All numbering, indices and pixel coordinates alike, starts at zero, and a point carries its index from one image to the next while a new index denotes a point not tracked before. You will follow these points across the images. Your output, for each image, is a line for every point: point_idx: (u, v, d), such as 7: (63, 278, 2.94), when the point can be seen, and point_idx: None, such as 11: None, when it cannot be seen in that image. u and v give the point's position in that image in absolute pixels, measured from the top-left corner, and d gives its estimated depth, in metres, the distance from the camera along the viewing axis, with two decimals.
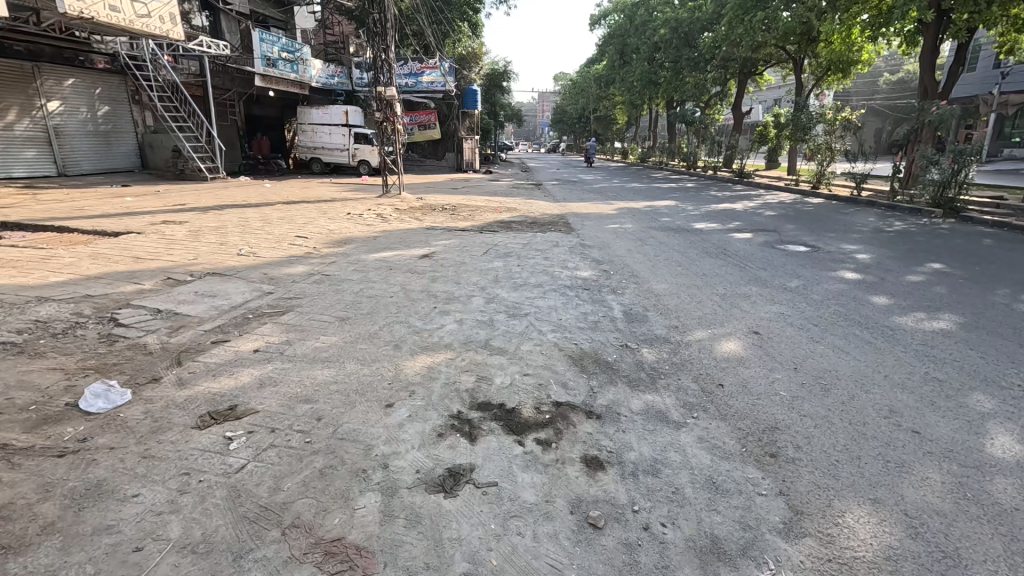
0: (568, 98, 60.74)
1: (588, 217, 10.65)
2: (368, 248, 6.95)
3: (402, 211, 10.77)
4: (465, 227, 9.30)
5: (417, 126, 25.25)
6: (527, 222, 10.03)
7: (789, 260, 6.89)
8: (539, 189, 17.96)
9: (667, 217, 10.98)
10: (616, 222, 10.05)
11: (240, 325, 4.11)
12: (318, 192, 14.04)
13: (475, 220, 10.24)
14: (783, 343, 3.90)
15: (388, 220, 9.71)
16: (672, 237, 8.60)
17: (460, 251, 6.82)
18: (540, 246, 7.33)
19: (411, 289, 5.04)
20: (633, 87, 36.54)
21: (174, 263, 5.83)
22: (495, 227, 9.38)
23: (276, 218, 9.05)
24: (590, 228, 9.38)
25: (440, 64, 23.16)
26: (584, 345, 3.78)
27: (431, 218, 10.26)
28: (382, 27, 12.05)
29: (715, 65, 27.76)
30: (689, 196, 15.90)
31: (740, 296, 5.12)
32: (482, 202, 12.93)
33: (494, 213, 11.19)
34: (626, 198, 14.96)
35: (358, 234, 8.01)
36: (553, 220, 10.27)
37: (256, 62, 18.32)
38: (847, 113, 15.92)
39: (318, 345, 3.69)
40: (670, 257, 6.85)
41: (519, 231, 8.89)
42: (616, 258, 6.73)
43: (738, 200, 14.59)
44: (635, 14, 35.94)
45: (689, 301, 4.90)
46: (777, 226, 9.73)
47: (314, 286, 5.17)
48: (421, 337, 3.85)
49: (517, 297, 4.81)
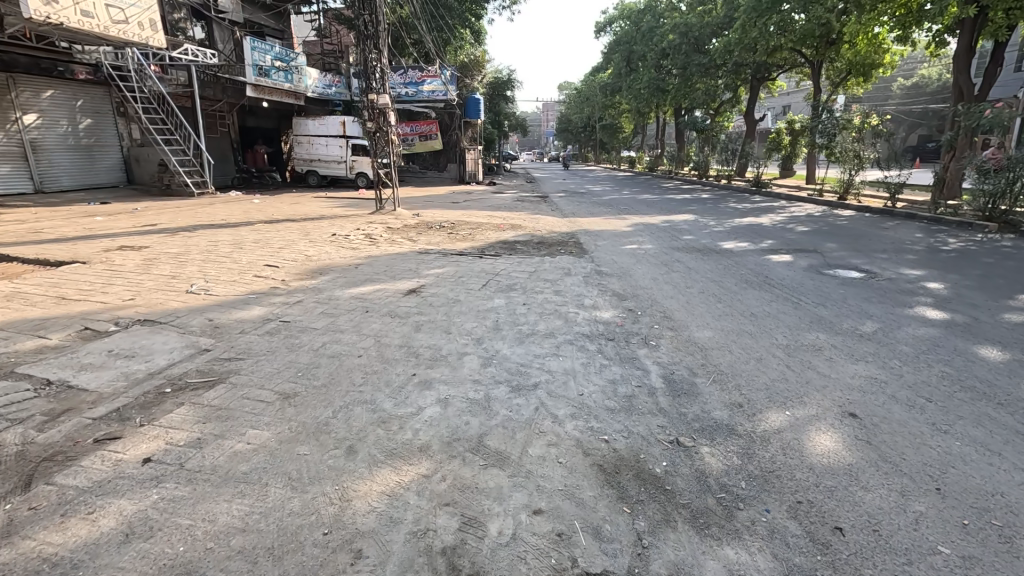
0: (574, 107, 60.06)
1: (601, 235, 9.57)
2: (346, 280, 5.88)
3: (394, 230, 9.75)
4: (464, 249, 8.23)
5: (418, 137, 24.36)
6: (533, 243, 8.96)
7: (848, 292, 5.75)
8: (545, 201, 16.95)
9: (689, 234, 9.88)
10: (633, 242, 8.95)
11: (145, 407, 3.03)
12: (308, 208, 13.06)
13: (477, 240, 9.18)
14: (900, 437, 2.75)
15: (378, 241, 8.65)
16: (701, 260, 7.49)
17: (454, 283, 5.74)
18: (548, 275, 6.24)
19: (386, 343, 3.95)
20: (640, 94, 35.56)
21: (104, 305, 4.78)
22: (497, 249, 8.31)
23: (250, 242, 8.01)
24: (605, 250, 8.27)
25: (441, 73, 22.46)
26: (617, 445, 2.66)
27: (428, 238, 9.21)
28: (372, 29, 11.07)
29: (727, 70, 26.78)
30: (707, 208, 14.79)
31: (809, 350, 3.98)
32: (484, 218, 11.86)
33: (496, 231, 10.12)
34: (640, 212, 13.87)
35: (338, 261, 6.94)
36: (563, 240, 9.19)
37: (246, 71, 17.47)
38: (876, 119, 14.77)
39: (238, 449, 2.59)
40: (705, 289, 5.73)
41: (523, 254, 7.79)
42: (640, 291, 5.63)
43: (762, 213, 13.47)
44: (643, 20, 35.06)
45: (746, 360, 3.76)
46: (817, 245, 8.60)
47: (267, 339, 4.08)
48: (388, 431, 2.74)
49: (523, 356, 3.71)
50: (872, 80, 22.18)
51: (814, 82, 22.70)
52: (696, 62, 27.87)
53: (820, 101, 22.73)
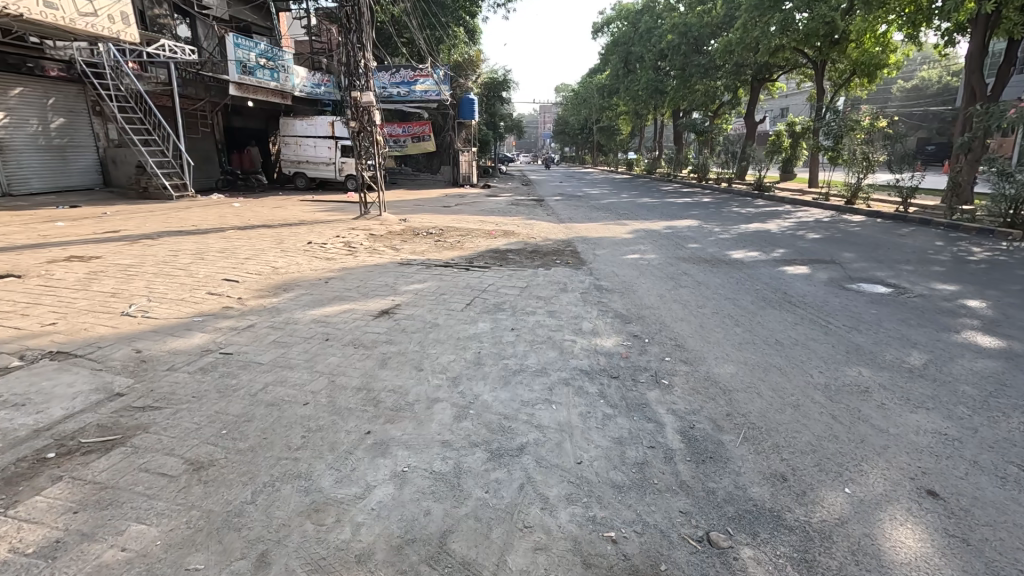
0: (571, 109, 59.56)
1: (599, 244, 8.89)
2: (311, 300, 5.16)
3: (377, 238, 9.05)
4: (449, 260, 7.54)
5: (410, 138, 23.66)
6: (527, 252, 8.26)
7: (882, 312, 5.07)
8: (540, 205, 16.27)
9: (693, 241, 9.23)
10: (635, 251, 8.26)
11: (7, 484, 2.30)
12: (289, 212, 12.36)
13: (466, 249, 8.50)
14: (1005, 533, 2.06)
15: (357, 249, 7.96)
16: (711, 272, 6.81)
17: (434, 302, 5.05)
18: (541, 292, 5.55)
19: (341, 386, 3.23)
20: (638, 96, 35.02)
21: (16, 332, 4.05)
22: (486, 259, 7.60)
23: (214, 252, 7.27)
24: (603, 260, 7.58)
25: (434, 71, 21.68)
26: (629, 550, 1.96)
27: (412, 247, 8.53)
28: (354, 24, 10.38)
29: (727, 71, 26.29)
30: (709, 213, 14.13)
31: (853, 393, 3.29)
32: (475, 224, 11.16)
33: (487, 238, 9.43)
34: (640, 217, 13.22)
35: (307, 274, 6.22)
36: (558, 249, 8.50)
37: (229, 69, 16.77)
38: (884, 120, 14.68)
39: (107, 560, 1.87)
40: (720, 310, 5.03)
41: (514, 265, 7.09)
42: (645, 311, 4.94)
43: (767, 218, 12.83)
44: (641, 21, 34.55)
45: (780, 408, 3.07)
46: (833, 255, 7.95)
47: (199, 377, 3.37)
48: (318, 528, 2.02)
49: (508, 406, 3.00)
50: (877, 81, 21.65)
51: (816, 83, 22.17)
52: (695, 63, 27.37)
53: (823, 103, 22.19)
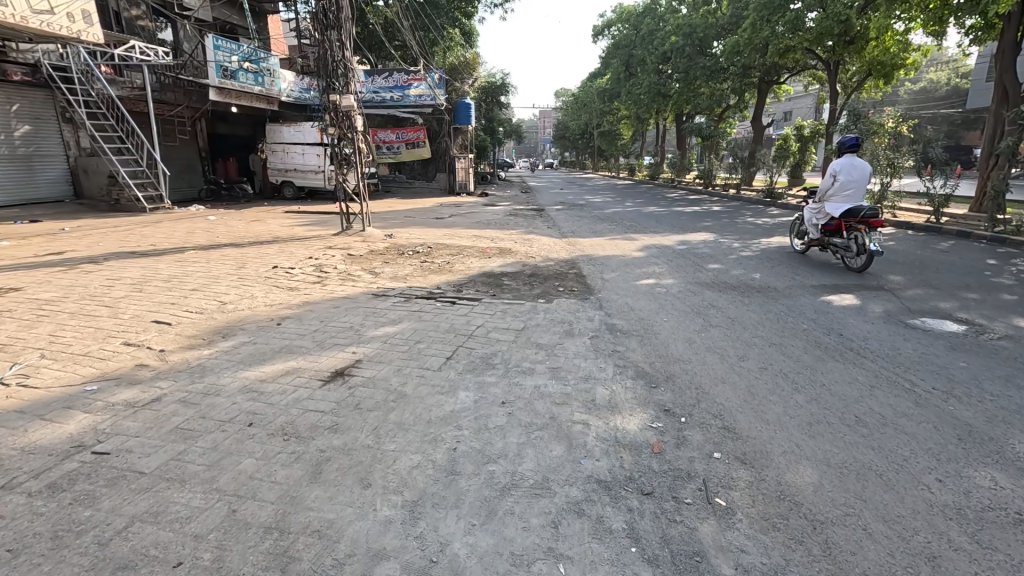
0: (571, 114, 58.50)
1: (608, 264, 7.82)
2: (251, 354, 4.07)
3: (356, 259, 8.01)
4: (435, 288, 6.49)
5: (404, 145, 22.68)
6: (525, 276, 7.18)
7: (973, 365, 4.00)
8: (540, 216, 15.20)
9: (713, 260, 8.18)
10: (648, 273, 7.20)
11: None
12: (265, 227, 11.30)
13: (456, 272, 7.43)
14: None
15: (329, 274, 6.92)
16: (742, 304, 5.73)
17: (404, 357, 3.99)
18: (543, 337, 4.50)
19: (241, 526, 2.15)
20: (640, 100, 34.07)
21: None
22: (477, 287, 6.54)
23: (159, 281, 6.21)
24: (614, 287, 6.51)
25: (429, 75, 20.94)
26: None
27: (395, 270, 7.49)
28: (334, 18, 9.27)
29: (734, 73, 25.29)
30: (723, 225, 13.03)
31: (1005, 526, 2.22)
32: (468, 239, 10.10)
33: (481, 257, 8.39)
34: (649, 229, 12.14)
35: (258, 313, 5.14)
36: (561, 271, 7.42)
37: (210, 73, 15.81)
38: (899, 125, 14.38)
39: None
40: (769, 365, 3.96)
41: (508, 296, 6.01)
42: (674, 368, 3.88)
43: (788, 230, 11.76)
44: (642, 23, 33.62)
45: (910, 565, 1.99)
46: (879, 279, 6.89)
47: (39, 504, 2.29)
48: None
49: (489, 572, 1.93)
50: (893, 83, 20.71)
51: (829, 85, 21.18)
52: (701, 65, 26.35)
53: (836, 105, 21.15)
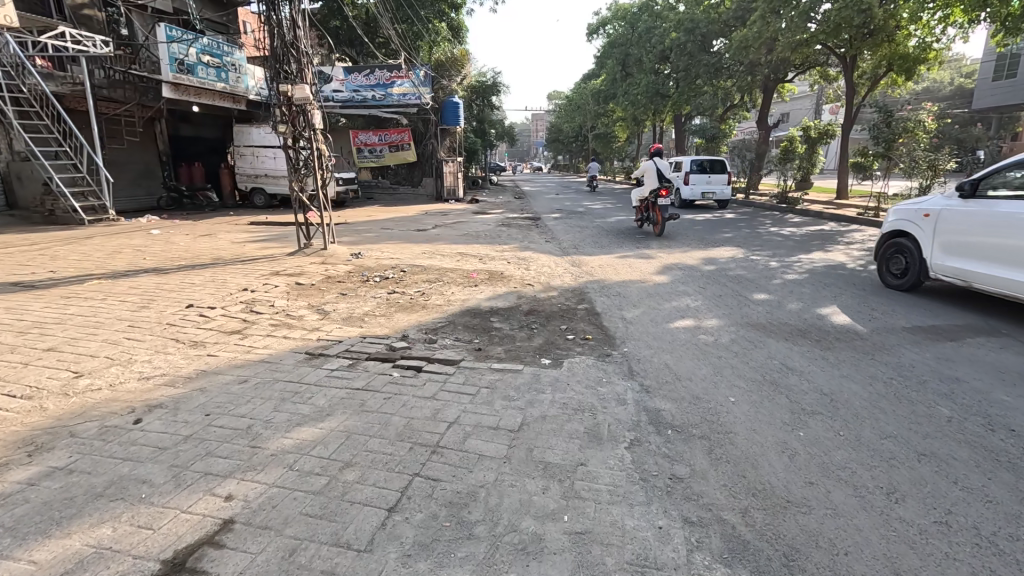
0: (564, 117, 57.12)
1: (626, 295, 6.17)
2: (45, 501, 2.33)
3: (304, 290, 6.28)
4: (401, 337, 4.79)
5: (388, 147, 21.04)
6: (521, 314, 5.50)
7: None
8: (536, 226, 13.57)
9: (755, 288, 6.56)
10: (681, 309, 5.56)
11: None
12: (211, 244, 9.54)
13: (432, 309, 5.73)
14: None
15: (260, 316, 5.19)
16: (828, 363, 4.08)
17: (315, 508, 2.28)
18: (557, 447, 2.80)
19: None
20: (636, 101, 32.63)
21: None
22: (457, 336, 4.86)
23: (9, 334, 4.44)
24: (640, 334, 4.83)
25: (412, 72, 19.31)
26: None
27: (353, 307, 5.77)
28: None
29: (740, 71, 23.81)
30: (745, 236, 11.43)
31: None
32: (452, 258, 8.44)
33: (464, 284, 6.73)
34: (661, 241, 10.55)
35: (119, 396, 3.39)
36: (568, 306, 5.78)
37: (163, 66, 14.04)
38: (928, 126, 12.63)
39: None
40: (949, 518, 2.28)
41: (499, 353, 4.31)
42: (794, 533, 2.18)
43: (823, 244, 10.19)
44: (640, 20, 32.12)
45: None
46: (985, 316, 5.28)
47: None
48: None
49: None
50: (914, 78, 19.31)
51: (844, 81, 19.74)
52: (703, 63, 24.86)
53: (851, 104, 19.72)
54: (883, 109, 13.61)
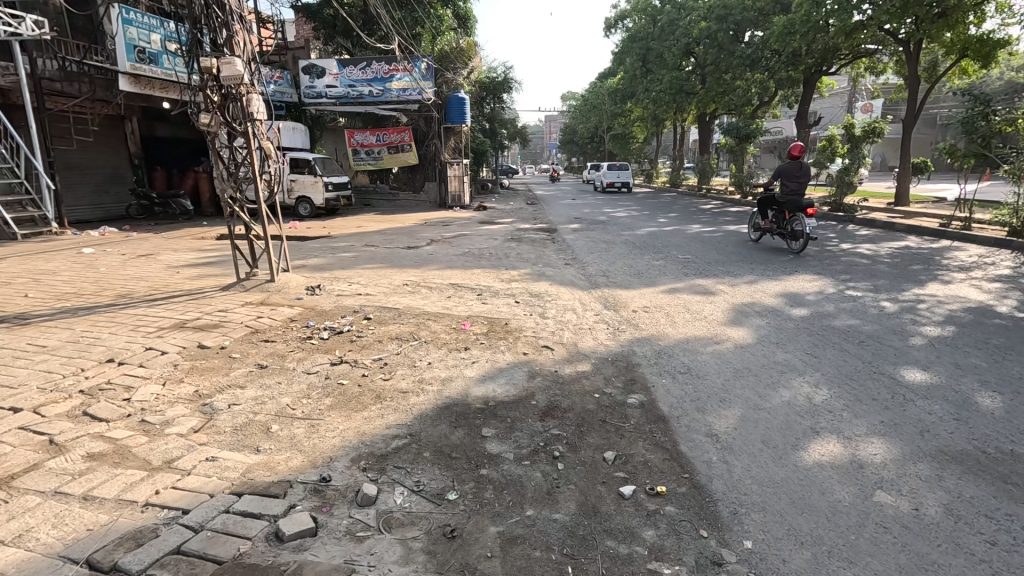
0: (578, 117, 55.10)
1: (702, 374, 3.90)
2: None
3: (199, 364, 4.09)
4: (312, 495, 2.56)
5: (387, 148, 19.06)
6: (534, 420, 3.29)
7: None
8: (551, 239, 11.41)
9: (889, 356, 4.30)
10: (807, 415, 3.26)
11: None
12: (140, 271, 7.53)
13: (390, 407, 3.51)
14: None
15: (85, 434, 2.99)
16: None
17: None
18: None
19: None
20: (657, 98, 30.35)
21: None
22: (417, 488, 2.64)
23: None
24: (763, 492, 2.52)
25: (413, 64, 17.21)
26: None
27: (263, 401, 3.56)
28: None
29: (779, 61, 21.24)
30: (817, 257, 9.11)
31: None
32: (440, 293, 6.33)
33: (447, 344, 4.58)
34: (711, 263, 8.34)
35: None
36: (614, 403, 3.53)
37: (119, 55, 12.12)
38: None
39: None
40: None
41: (490, 569, 2.07)
42: None
43: (930, 269, 7.79)
44: (663, 9, 29.43)
45: None
46: None
47: None
48: None
49: None
50: (990, 66, 16.72)
51: (907, 70, 17.18)
52: (736, 54, 22.36)
53: (913, 95, 17.23)
54: (983, 96, 11.07)
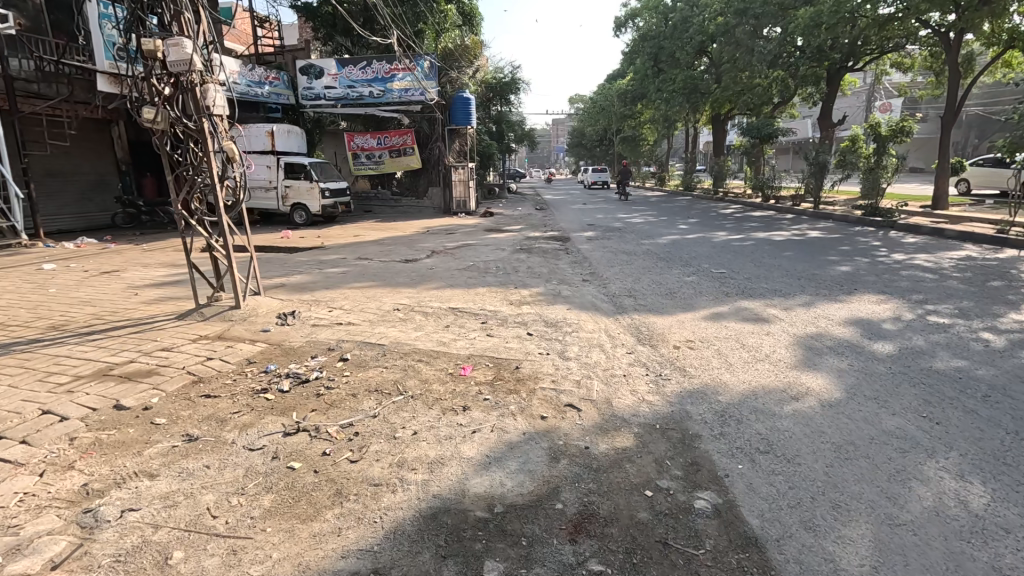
0: (586, 119, 54.13)
1: (794, 456, 2.80)
2: None
3: (106, 436, 3.04)
4: None
5: (388, 151, 18.09)
6: (562, 545, 2.21)
7: None
8: (564, 249, 10.37)
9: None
10: (980, 541, 2.15)
11: None
12: (95, 292, 6.56)
13: (352, 516, 2.43)
14: None
15: None
16: None
17: None
18: None
19: None
20: (670, 98, 28.85)
21: None
22: None
23: None
24: None
25: (416, 63, 16.26)
26: None
27: (174, 503, 2.51)
28: None
29: (804, 56, 19.97)
30: (871, 270, 7.96)
31: None
32: (437, 321, 5.27)
33: (442, 402, 3.49)
34: (751, 279, 7.24)
35: None
36: (674, 509, 2.43)
37: (97, 52, 11.23)
38: None
39: None
40: None
41: None
42: None
43: (1014, 286, 6.63)
44: (676, 6, 28.27)
45: None
46: None
47: None
48: None
49: None
50: None
51: (948, 64, 15.89)
52: (755, 50, 20.73)
53: (954, 91, 15.95)
54: None
